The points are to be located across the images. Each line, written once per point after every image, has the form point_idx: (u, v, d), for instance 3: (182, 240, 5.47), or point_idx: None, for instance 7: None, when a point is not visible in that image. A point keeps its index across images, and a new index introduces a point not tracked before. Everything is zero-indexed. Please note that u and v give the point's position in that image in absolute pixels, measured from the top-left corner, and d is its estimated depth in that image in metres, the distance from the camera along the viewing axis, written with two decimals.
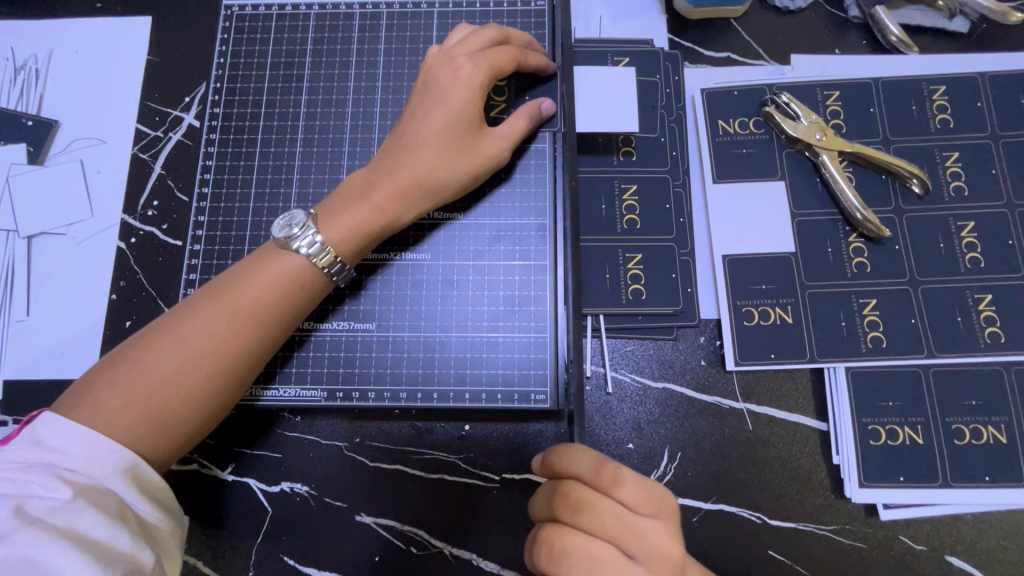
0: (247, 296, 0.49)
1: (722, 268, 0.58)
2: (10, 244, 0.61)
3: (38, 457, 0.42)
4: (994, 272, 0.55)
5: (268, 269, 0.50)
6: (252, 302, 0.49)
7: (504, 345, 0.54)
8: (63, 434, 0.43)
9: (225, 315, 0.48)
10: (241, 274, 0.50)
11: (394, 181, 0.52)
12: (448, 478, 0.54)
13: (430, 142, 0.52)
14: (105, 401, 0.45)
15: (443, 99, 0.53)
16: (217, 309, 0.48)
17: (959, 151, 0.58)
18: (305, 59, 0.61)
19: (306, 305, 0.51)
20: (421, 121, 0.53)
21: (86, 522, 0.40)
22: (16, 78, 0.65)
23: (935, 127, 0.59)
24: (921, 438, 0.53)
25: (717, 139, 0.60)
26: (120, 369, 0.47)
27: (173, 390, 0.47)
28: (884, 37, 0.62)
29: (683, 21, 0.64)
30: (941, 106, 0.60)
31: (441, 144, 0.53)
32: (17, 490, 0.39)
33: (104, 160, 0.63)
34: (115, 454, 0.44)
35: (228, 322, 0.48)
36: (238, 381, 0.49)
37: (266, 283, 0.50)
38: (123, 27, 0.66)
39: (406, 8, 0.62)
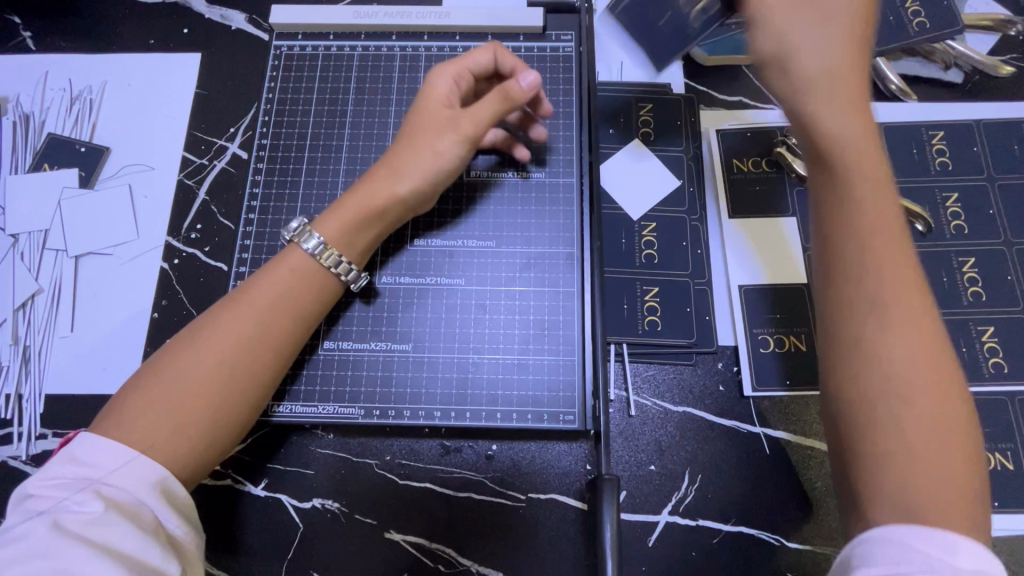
0: (266, 296, 0.51)
1: (738, 298, 0.61)
2: (58, 263, 0.64)
3: (73, 472, 0.42)
4: (996, 306, 0.59)
5: (282, 271, 0.52)
6: (270, 302, 0.51)
7: (534, 367, 0.57)
8: (96, 447, 0.43)
9: (245, 314, 0.49)
10: (256, 281, 0.52)
11: (377, 180, 0.55)
12: (477, 497, 0.56)
13: (416, 150, 0.55)
14: (135, 413, 0.45)
15: (418, 120, 0.56)
16: (236, 312, 0.49)
17: (958, 193, 0.62)
18: (347, 96, 0.65)
19: (323, 304, 0.53)
20: (406, 133, 0.56)
21: (114, 535, 0.39)
22: (72, 107, 0.69)
23: (935, 169, 0.64)
24: (1011, 464, 0.54)
25: (731, 176, 0.64)
26: (146, 383, 0.46)
27: (201, 391, 0.46)
28: (884, 85, 0.68)
29: (698, 67, 0.69)
30: (939, 150, 0.64)
31: (423, 152, 0.55)
32: (54, 506, 0.40)
33: (151, 185, 0.67)
34: (146, 465, 0.43)
35: (249, 323, 0.49)
36: (264, 377, 0.50)
37: (285, 283, 0.51)
38: (175, 62, 0.71)
39: (443, 51, 0.67)
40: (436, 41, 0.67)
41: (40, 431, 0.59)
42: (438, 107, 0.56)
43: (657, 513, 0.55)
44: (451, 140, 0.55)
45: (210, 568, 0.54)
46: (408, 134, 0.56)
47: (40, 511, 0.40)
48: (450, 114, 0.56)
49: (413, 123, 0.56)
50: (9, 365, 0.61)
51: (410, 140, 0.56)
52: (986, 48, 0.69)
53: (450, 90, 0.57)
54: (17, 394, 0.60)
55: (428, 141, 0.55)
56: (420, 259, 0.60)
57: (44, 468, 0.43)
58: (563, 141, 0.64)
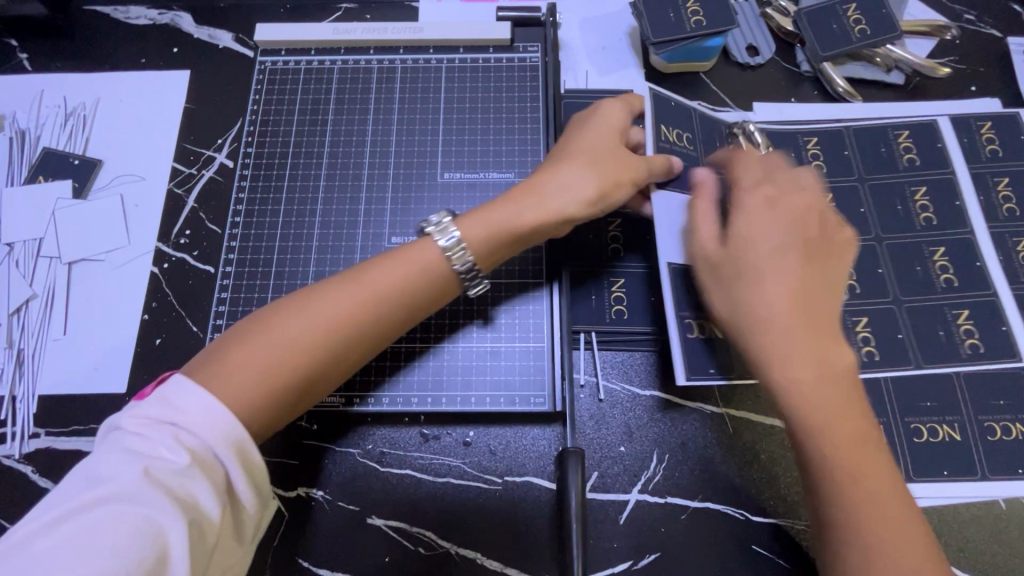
0: (380, 280, 0.51)
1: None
2: (52, 269, 0.67)
3: (166, 415, 0.41)
4: (966, 290, 0.61)
5: (420, 253, 0.53)
6: (386, 285, 0.51)
7: (506, 354, 0.60)
8: (190, 395, 0.42)
9: (358, 294, 0.50)
10: (371, 265, 0.52)
11: (542, 215, 0.54)
12: (455, 481, 0.59)
13: (550, 192, 0.55)
14: (239, 364, 0.45)
15: (577, 155, 0.56)
16: (348, 292, 0.50)
17: (927, 185, 0.65)
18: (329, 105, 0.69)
19: (440, 293, 0.53)
20: (553, 166, 0.56)
21: (185, 489, 0.39)
22: (66, 123, 0.73)
23: (905, 165, 0.66)
24: (959, 435, 0.57)
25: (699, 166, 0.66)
26: (247, 334, 0.47)
27: (300, 351, 0.47)
28: (832, 89, 0.72)
29: (658, 74, 0.74)
30: (907, 147, 0.67)
31: (606, 182, 0.55)
32: (144, 446, 0.40)
33: (142, 195, 0.70)
34: (228, 422, 0.42)
35: (360, 304, 0.49)
36: (354, 360, 0.50)
37: (419, 266, 0.52)
38: (164, 78, 0.75)
39: (418, 63, 0.71)
40: (411, 55, 0.71)
41: (33, 430, 0.61)
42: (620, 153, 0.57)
43: (627, 491, 0.58)
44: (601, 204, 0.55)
45: None
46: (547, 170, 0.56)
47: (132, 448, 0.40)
48: (631, 161, 0.57)
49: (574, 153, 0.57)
50: (3, 368, 0.63)
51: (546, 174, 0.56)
52: (925, 51, 0.74)
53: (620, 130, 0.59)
54: (11, 396, 0.62)
55: (571, 172, 0.55)
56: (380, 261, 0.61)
57: (141, 405, 0.42)
58: (533, 144, 0.68)
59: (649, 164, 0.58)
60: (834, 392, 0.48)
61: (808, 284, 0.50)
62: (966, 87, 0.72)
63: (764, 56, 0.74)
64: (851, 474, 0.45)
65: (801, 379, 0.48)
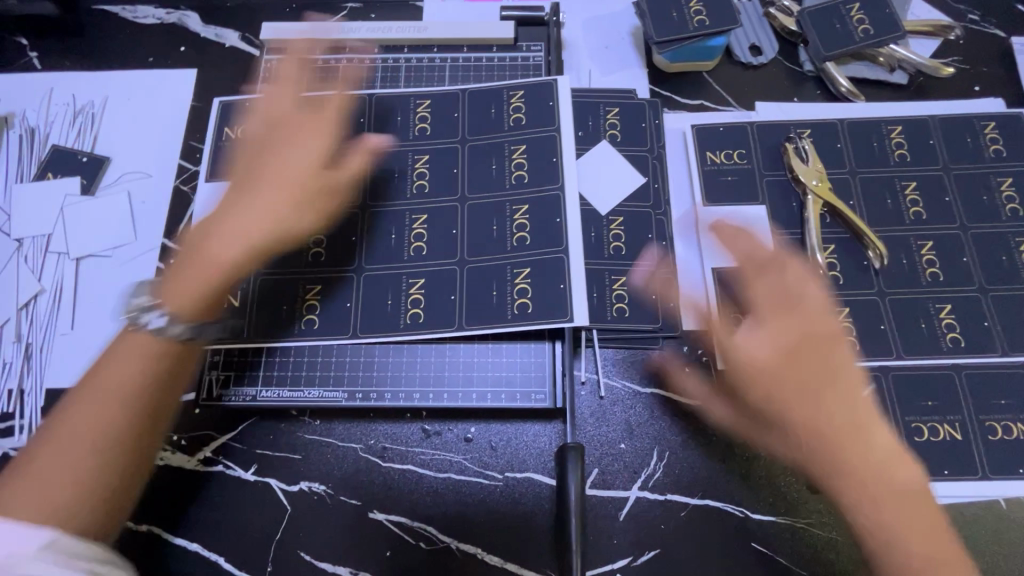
0: (117, 375, 0.48)
1: (712, 280, 0.64)
2: (61, 264, 0.68)
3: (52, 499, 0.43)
4: (951, 286, 0.62)
5: (128, 343, 0.49)
6: (107, 377, 0.48)
7: (507, 350, 0.61)
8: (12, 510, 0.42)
9: (91, 394, 0.47)
10: (106, 361, 0.49)
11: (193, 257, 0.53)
12: (455, 476, 0.59)
13: (219, 216, 0.55)
14: (45, 472, 0.44)
15: (269, 158, 0.57)
16: (86, 393, 0.47)
17: (917, 181, 0.66)
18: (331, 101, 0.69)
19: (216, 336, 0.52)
20: (246, 181, 0.57)
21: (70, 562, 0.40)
22: (75, 120, 0.74)
23: (894, 160, 0.67)
24: (959, 434, 0.57)
25: (705, 168, 0.68)
26: (46, 442, 0.46)
27: (64, 472, 0.45)
28: (835, 88, 0.72)
29: (661, 74, 0.75)
30: (898, 143, 0.68)
31: (287, 197, 0.55)
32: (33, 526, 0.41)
33: (149, 191, 0.71)
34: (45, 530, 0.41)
35: (86, 399, 0.47)
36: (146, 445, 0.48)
37: (145, 356, 0.49)
38: (171, 77, 0.76)
39: (422, 63, 0.72)
40: (415, 54, 0.72)
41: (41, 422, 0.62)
42: (299, 117, 0.60)
43: (627, 488, 0.58)
44: (314, 208, 0.57)
45: (201, 548, 0.57)
46: (249, 166, 0.57)
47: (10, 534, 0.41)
48: (312, 120, 0.60)
49: (259, 151, 0.58)
50: (11, 361, 0.64)
51: (254, 172, 0.57)
52: (928, 51, 0.74)
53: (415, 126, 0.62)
54: (19, 389, 0.63)
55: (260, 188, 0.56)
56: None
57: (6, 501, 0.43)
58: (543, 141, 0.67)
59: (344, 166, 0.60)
60: (885, 437, 0.49)
61: (785, 340, 0.51)
62: (970, 87, 0.72)
63: (767, 56, 0.74)
64: (892, 498, 0.47)
65: (844, 423, 0.48)
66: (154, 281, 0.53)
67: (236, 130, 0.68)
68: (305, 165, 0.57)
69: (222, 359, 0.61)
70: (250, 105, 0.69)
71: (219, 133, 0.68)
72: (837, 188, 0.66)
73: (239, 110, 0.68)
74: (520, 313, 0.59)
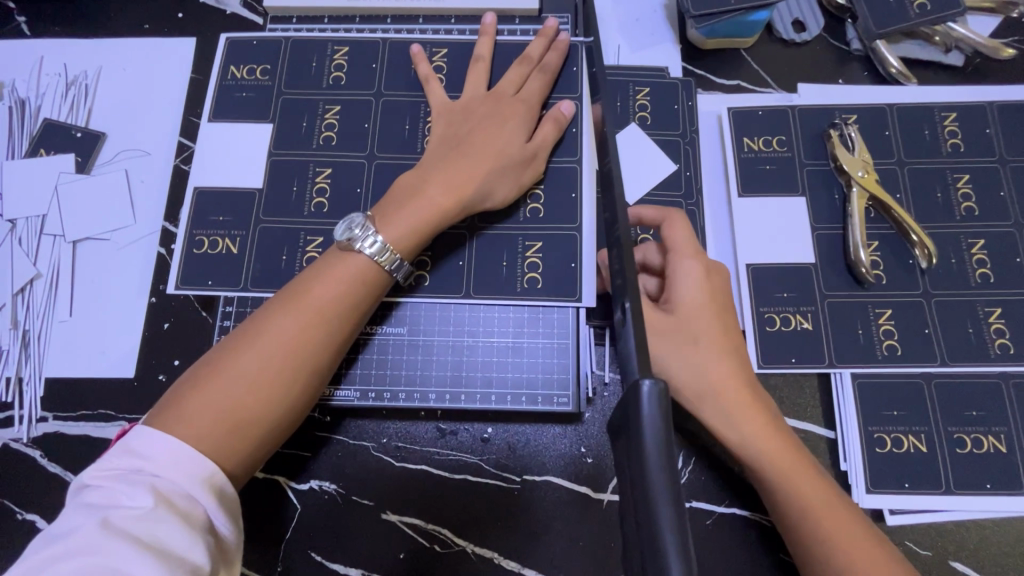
0: (326, 294, 0.51)
1: (747, 276, 0.60)
2: (56, 247, 0.64)
3: (129, 464, 0.44)
4: (1003, 288, 0.58)
5: (343, 271, 0.52)
6: (329, 300, 0.51)
7: (528, 350, 0.58)
8: (146, 439, 0.45)
9: (304, 316, 0.50)
10: (314, 279, 0.52)
11: (221, 399, 0.47)
12: (473, 479, 0.57)
13: (459, 171, 0.55)
14: (198, 418, 0.46)
15: (454, 158, 0.56)
16: (294, 312, 0.50)
17: (970, 174, 0.62)
18: (356, 68, 0.64)
19: (376, 299, 0.54)
20: (302, 306, 0.51)
21: (167, 531, 0.41)
22: (67, 92, 0.69)
23: (946, 151, 0.62)
24: (1004, 447, 0.54)
25: (742, 155, 0.64)
26: (201, 385, 0.48)
27: (259, 385, 0.48)
28: (884, 70, 0.66)
29: (696, 50, 0.69)
30: (952, 131, 0.63)
31: (308, 321, 0.50)
32: (106, 499, 0.42)
33: (147, 171, 0.67)
34: (196, 461, 0.44)
35: (304, 322, 0.50)
36: (307, 395, 0.51)
37: (350, 278, 0.52)
38: (168, 46, 0.70)
39: (437, 34, 0.66)
40: (431, 25, 0.67)
41: (41, 414, 0.59)
42: (505, 96, 0.60)
43: None
44: (517, 180, 0.58)
45: None
46: (474, 125, 0.58)
47: (92, 503, 0.42)
48: (519, 100, 0.60)
49: (472, 115, 0.59)
50: (8, 349, 0.62)
51: (475, 137, 0.57)
52: (988, 30, 0.68)
53: (515, 85, 0.61)
54: (18, 378, 0.61)
55: (279, 385, 0.49)
56: (211, 196, 0.61)
57: (103, 459, 0.45)
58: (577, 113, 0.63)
59: (441, 153, 0.57)
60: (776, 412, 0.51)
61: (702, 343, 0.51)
62: None
63: (811, 32, 0.68)
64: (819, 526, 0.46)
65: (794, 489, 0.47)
66: (318, 258, 0.55)
67: (243, 69, 0.65)
68: (511, 137, 0.58)
69: (235, 312, 0.59)
70: (261, 42, 0.65)
71: (225, 71, 0.65)
72: (884, 179, 0.62)
73: (245, 48, 0.65)
74: (530, 288, 0.58)
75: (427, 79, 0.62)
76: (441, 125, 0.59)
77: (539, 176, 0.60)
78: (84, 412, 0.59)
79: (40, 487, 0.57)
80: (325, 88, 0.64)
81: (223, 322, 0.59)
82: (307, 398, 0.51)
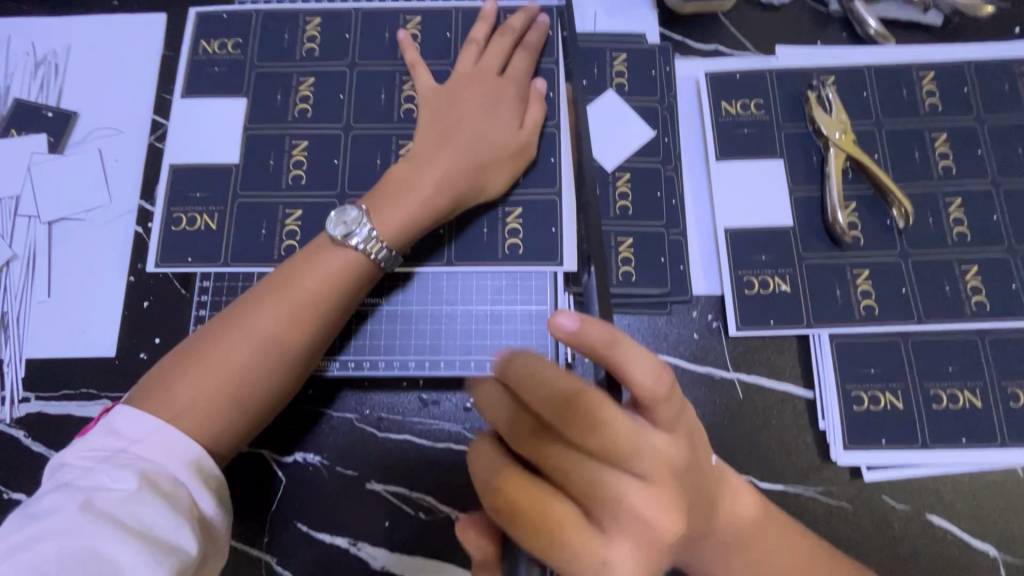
0: (315, 287, 0.51)
1: (725, 241, 0.60)
2: (32, 229, 0.64)
3: (114, 445, 0.44)
4: (980, 246, 0.58)
5: (331, 261, 0.52)
6: (317, 293, 0.51)
7: (507, 317, 0.58)
8: (130, 420, 0.45)
9: (293, 307, 0.50)
10: (304, 270, 0.51)
11: (209, 387, 0.47)
12: (455, 446, 0.57)
13: (454, 165, 0.55)
14: (184, 404, 0.46)
15: (447, 153, 0.55)
16: (283, 303, 0.50)
17: (948, 133, 0.61)
18: (328, 39, 0.63)
19: (366, 291, 0.54)
20: (291, 298, 0.50)
21: (151, 516, 0.41)
22: (37, 71, 0.68)
23: (924, 111, 0.62)
24: (979, 402, 0.55)
25: (720, 120, 0.63)
26: (186, 371, 0.48)
27: (247, 374, 0.48)
28: (863, 31, 0.66)
29: (673, 15, 0.68)
30: (930, 91, 0.63)
31: (297, 314, 0.50)
32: (89, 482, 0.42)
33: (122, 149, 0.66)
34: (185, 444, 0.45)
35: (293, 313, 0.50)
36: (296, 384, 0.52)
37: (341, 272, 0.52)
38: (138, 21, 0.69)
39: (411, 2, 0.65)
40: None
41: (22, 394, 0.59)
42: (490, 78, 0.59)
43: None
44: (512, 170, 0.58)
45: None
46: (464, 112, 0.57)
47: (74, 485, 0.42)
48: (506, 81, 0.59)
49: (460, 100, 0.58)
50: None
51: (466, 126, 0.57)
52: None
53: (499, 62, 0.60)
54: None
55: (267, 375, 0.49)
56: (187, 173, 0.60)
57: (87, 440, 0.45)
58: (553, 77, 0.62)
59: (435, 149, 0.56)
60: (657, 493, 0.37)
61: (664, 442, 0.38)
62: (1009, 29, 0.66)
63: None
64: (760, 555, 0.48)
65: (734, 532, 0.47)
66: (307, 244, 0.54)
67: (215, 44, 0.64)
68: (503, 125, 0.57)
69: (213, 287, 0.59)
70: (231, 16, 0.64)
71: (195, 46, 0.64)
72: (862, 140, 0.62)
73: (215, 22, 0.64)
74: (510, 254, 0.58)
75: (413, 65, 0.61)
76: (427, 111, 0.58)
77: (529, 163, 0.59)
78: (66, 392, 0.59)
79: (25, 467, 0.58)
80: (298, 59, 0.63)
81: (200, 297, 0.59)
82: (293, 387, 0.52)
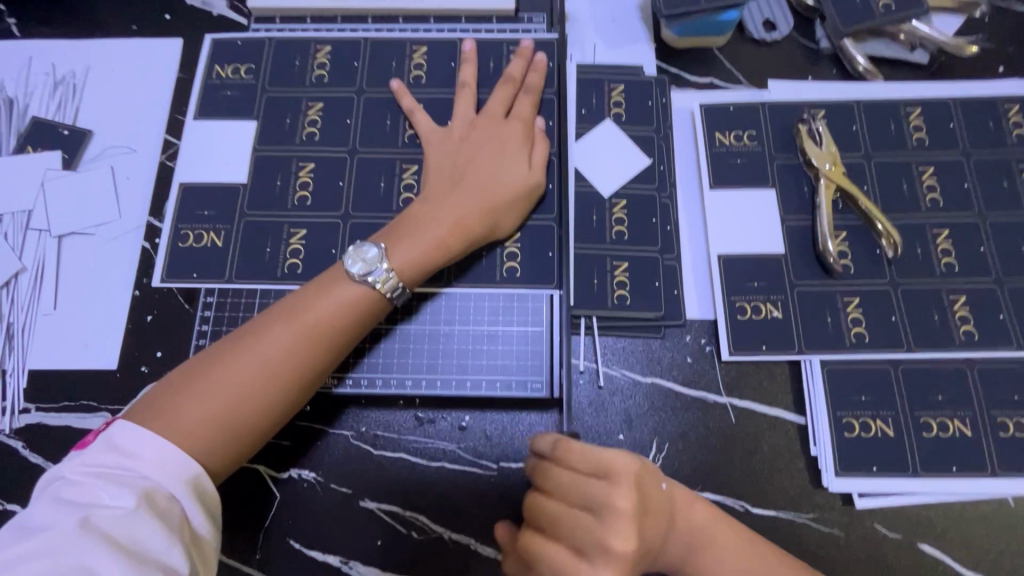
0: (325, 315, 0.52)
1: (718, 266, 0.62)
2: (42, 242, 0.65)
3: (114, 461, 0.45)
4: (967, 277, 0.60)
5: (346, 291, 0.53)
6: (326, 319, 0.52)
7: (503, 337, 0.59)
8: (134, 437, 0.46)
9: (303, 333, 0.51)
10: (316, 297, 0.53)
11: (212, 406, 0.48)
12: (449, 466, 0.58)
13: (467, 205, 0.57)
14: (185, 424, 0.47)
15: (461, 194, 0.57)
16: (293, 328, 0.51)
17: (935, 167, 0.63)
18: (337, 67, 0.66)
19: (373, 320, 0.55)
20: (301, 323, 0.51)
21: (145, 532, 0.41)
22: (56, 91, 0.71)
23: (912, 144, 0.64)
24: (969, 431, 0.55)
25: (714, 149, 0.65)
26: (191, 391, 0.48)
27: (251, 397, 0.49)
28: (852, 68, 0.68)
29: (670, 49, 0.71)
30: (917, 126, 0.65)
31: (306, 339, 0.51)
32: (87, 497, 0.42)
33: (134, 167, 0.68)
34: (183, 463, 0.46)
35: (303, 339, 0.51)
36: (296, 408, 0.52)
37: (351, 301, 0.53)
38: (155, 45, 0.72)
39: (416, 33, 0.68)
40: (411, 25, 0.69)
41: (24, 405, 0.60)
42: (498, 120, 0.61)
43: None
44: (524, 206, 0.59)
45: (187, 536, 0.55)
46: (472, 153, 0.59)
47: (71, 499, 0.42)
48: (512, 122, 0.61)
49: (468, 141, 0.60)
50: None
51: (475, 165, 0.58)
52: (951, 29, 0.70)
53: (504, 101, 0.62)
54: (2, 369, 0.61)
55: (269, 397, 0.50)
56: (196, 192, 0.62)
57: (86, 455, 0.45)
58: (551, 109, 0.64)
59: (447, 190, 0.58)
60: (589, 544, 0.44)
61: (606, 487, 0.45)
62: (993, 68, 0.68)
63: (781, 31, 0.70)
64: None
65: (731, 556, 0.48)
66: (323, 271, 0.56)
67: (227, 69, 0.66)
68: (507, 159, 0.59)
69: (216, 302, 0.60)
70: (245, 43, 0.67)
71: (209, 71, 0.66)
72: (852, 173, 0.63)
73: (229, 47, 0.67)
74: (507, 276, 0.60)
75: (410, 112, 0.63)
76: (435, 152, 0.61)
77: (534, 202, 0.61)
78: (66, 403, 0.60)
79: (21, 477, 0.58)
80: (307, 85, 0.65)
81: (203, 312, 0.60)
82: (295, 410, 0.53)
